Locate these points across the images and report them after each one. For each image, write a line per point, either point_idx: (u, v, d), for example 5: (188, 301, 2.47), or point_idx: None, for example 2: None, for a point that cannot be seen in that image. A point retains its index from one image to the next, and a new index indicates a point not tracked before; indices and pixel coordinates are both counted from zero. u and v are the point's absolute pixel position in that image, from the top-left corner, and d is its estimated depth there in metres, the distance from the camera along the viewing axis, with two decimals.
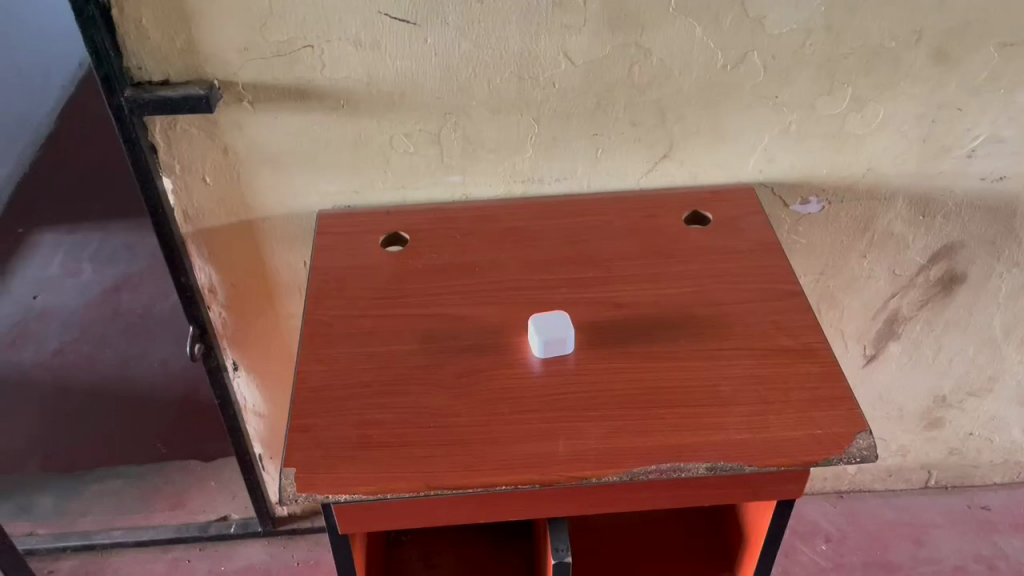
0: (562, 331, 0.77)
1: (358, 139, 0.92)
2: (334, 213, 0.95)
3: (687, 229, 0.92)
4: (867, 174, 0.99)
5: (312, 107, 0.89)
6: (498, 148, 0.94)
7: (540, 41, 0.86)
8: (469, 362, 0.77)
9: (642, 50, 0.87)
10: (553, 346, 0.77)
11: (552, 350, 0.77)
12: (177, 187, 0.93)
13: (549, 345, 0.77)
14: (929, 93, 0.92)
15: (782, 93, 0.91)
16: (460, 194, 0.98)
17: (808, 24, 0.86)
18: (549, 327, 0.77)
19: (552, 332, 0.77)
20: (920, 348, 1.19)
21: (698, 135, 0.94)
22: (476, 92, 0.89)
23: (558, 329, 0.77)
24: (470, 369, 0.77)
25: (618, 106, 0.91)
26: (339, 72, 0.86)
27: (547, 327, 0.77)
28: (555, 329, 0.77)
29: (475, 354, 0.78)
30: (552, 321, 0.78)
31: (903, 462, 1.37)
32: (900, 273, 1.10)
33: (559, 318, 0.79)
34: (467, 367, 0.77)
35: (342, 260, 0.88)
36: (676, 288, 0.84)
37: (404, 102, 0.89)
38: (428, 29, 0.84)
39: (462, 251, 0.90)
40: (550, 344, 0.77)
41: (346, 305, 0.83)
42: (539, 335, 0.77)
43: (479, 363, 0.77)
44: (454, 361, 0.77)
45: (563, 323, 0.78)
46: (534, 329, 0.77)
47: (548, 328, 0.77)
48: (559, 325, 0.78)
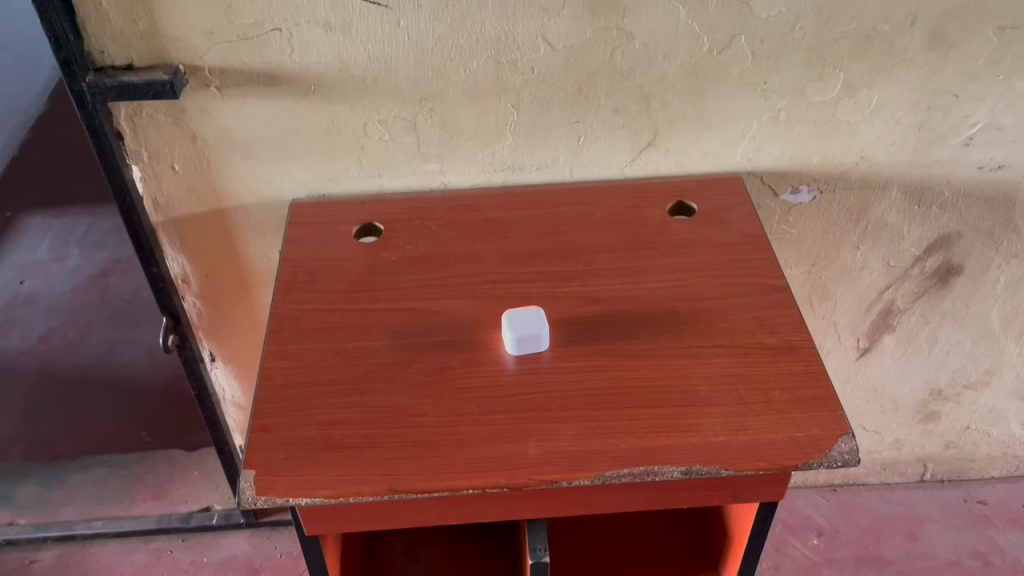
0: (535, 327, 0.74)
1: (331, 127, 0.89)
2: (308, 202, 0.92)
3: (672, 221, 0.88)
4: (860, 163, 0.96)
5: (281, 92, 0.86)
6: (476, 135, 0.91)
7: (518, 24, 0.82)
8: (440, 359, 0.75)
9: (623, 34, 0.83)
10: (525, 343, 0.74)
11: (525, 347, 0.75)
12: (145, 175, 0.91)
13: (521, 343, 0.74)
14: (924, 78, 0.89)
15: (770, 79, 0.88)
16: (438, 183, 0.95)
17: (798, 7, 0.83)
18: (521, 323, 0.75)
19: (524, 328, 0.74)
20: (915, 341, 1.16)
21: (684, 122, 0.91)
22: (452, 77, 0.86)
23: (530, 325, 0.75)
24: (441, 366, 0.74)
25: (600, 92, 0.88)
26: (309, 56, 0.83)
27: (520, 323, 0.75)
28: (527, 326, 0.74)
29: (447, 351, 0.76)
30: (525, 316, 0.75)
31: (899, 455, 1.35)
32: (895, 264, 1.07)
33: (533, 314, 0.76)
34: (438, 365, 0.74)
35: (314, 252, 0.86)
36: (657, 282, 0.81)
37: (377, 87, 0.86)
38: (400, 12, 0.81)
39: (438, 242, 0.87)
40: (522, 341, 0.74)
41: (316, 299, 0.81)
42: (511, 332, 0.74)
43: (450, 360, 0.74)
44: (425, 359, 0.75)
45: (537, 318, 0.75)
46: (506, 325, 0.75)
47: (521, 324, 0.75)
48: (531, 322, 0.75)
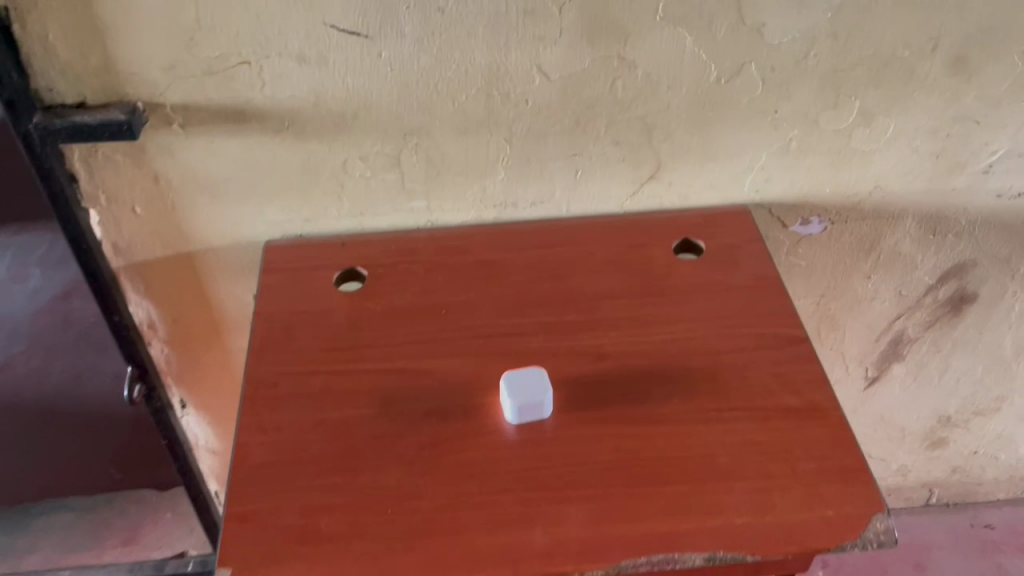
0: (537, 393, 0.68)
1: (306, 164, 0.81)
2: (283, 245, 0.85)
3: (678, 262, 0.82)
4: (874, 192, 0.90)
5: (252, 130, 0.78)
6: (465, 171, 0.84)
7: (510, 54, 0.75)
8: (434, 430, 0.68)
9: (625, 63, 0.77)
10: (527, 410, 0.68)
11: (526, 415, 0.68)
12: (103, 219, 0.83)
13: (522, 410, 0.68)
14: (944, 105, 0.83)
15: (782, 108, 0.82)
16: (424, 220, 0.88)
17: (813, 32, 0.76)
18: (524, 388, 0.68)
19: (526, 394, 0.68)
20: (925, 369, 1.11)
21: (689, 153, 0.84)
22: (439, 110, 0.78)
23: (532, 390, 0.68)
24: (435, 438, 0.67)
25: (599, 123, 0.81)
26: (281, 90, 0.76)
27: (522, 387, 0.68)
28: (531, 391, 0.68)
29: (441, 419, 0.69)
30: (528, 379, 0.69)
31: (904, 481, 1.30)
32: (906, 294, 1.01)
33: (535, 376, 0.69)
34: (432, 437, 0.67)
35: (291, 303, 0.79)
36: (666, 335, 0.75)
37: (357, 122, 0.78)
38: (381, 43, 0.73)
39: (426, 290, 0.80)
40: (523, 408, 0.68)
41: (295, 360, 0.73)
42: (511, 399, 0.67)
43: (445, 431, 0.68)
44: (417, 430, 0.68)
45: (540, 382, 0.69)
46: (506, 390, 0.68)
47: (524, 389, 0.68)
48: (534, 386, 0.68)
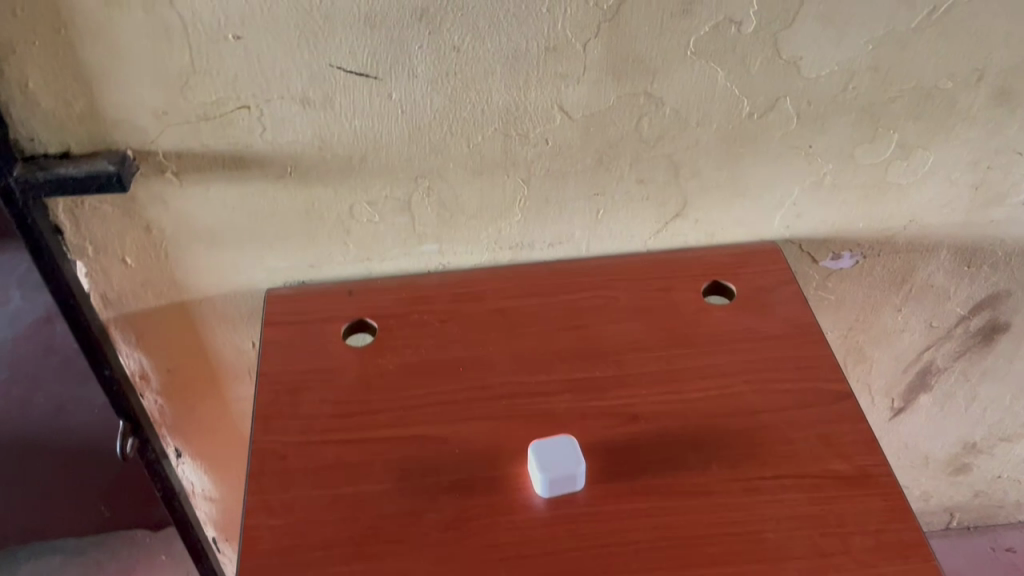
0: (569, 465, 0.63)
1: (310, 210, 0.76)
2: (285, 294, 0.79)
3: (709, 307, 0.77)
4: (909, 226, 0.85)
5: (251, 176, 0.72)
6: (479, 213, 0.78)
7: (530, 93, 0.70)
8: (459, 507, 0.63)
9: (652, 100, 0.72)
10: (559, 484, 0.63)
11: (557, 488, 0.63)
12: (91, 270, 0.77)
13: (552, 483, 0.63)
14: (986, 136, 0.78)
15: (816, 142, 0.77)
16: (436, 264, 0.82)
17: (853, 64, 0.71)
18: (556, 459, 0.63)
19: (559, 467, 0.63)
20: (952, 398, 1.07)
21: (716, 190, 0.79)
22: (453, 152, 0.73)
23: (564, 463, 0.63)
24: (462, 515, 0.62)
25: (623, 162, 0.76)
26: (283, 134, 0.70)
27: (554, 459, 0.63)
28: (564, 462, 0.63)
29: (466, 494, 0.64)
30: (560, 450, 0.64)
31: (925, 506, 1.27)
32: (937, 325, 0.97)
33: (565, 445, 0.64)
34: (457, 515, 0.62)
35: (298, 362, 0.73)
36: (700, 392, 0.71)
37: (364, 166, 0.73)
38: (392, 84, 0.68)
39: (442, 343, 0.75)
40: (554, 481, 0.63)
41: (304, 428, 0.68)
42: (541, 472, 0.63)
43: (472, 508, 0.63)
44: (441, 507, 0.63)
45: (572, 451, 0.64)
46: (536, 461, 0.63)
47: (556, 461, 0.63)
48: (566, 457, 0.64)
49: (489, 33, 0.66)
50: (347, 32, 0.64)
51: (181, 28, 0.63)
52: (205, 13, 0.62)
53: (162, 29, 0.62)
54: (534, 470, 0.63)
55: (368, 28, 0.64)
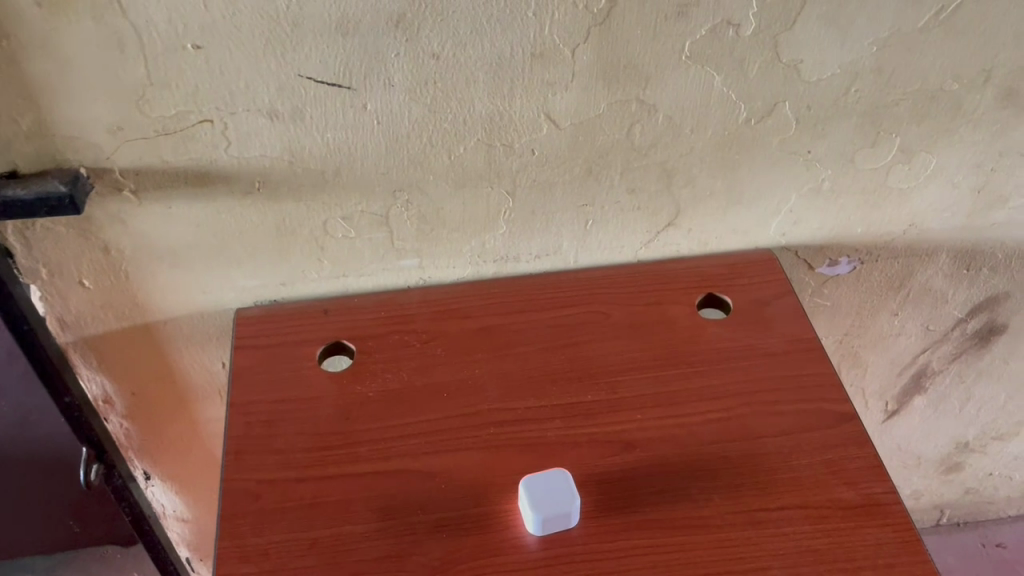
0: (561, 501, 0.59)
1: (281, 227, 0.71)
2: (255, 314, 0.75)
3: (704, 322, 0.74)
4: (909, 230, 0.82)
5: (216, 192, 0.67)
6: (462, 226, 0.74)
7: (515, 101, 0.65)
8: (446, 550, 0.59)
9: (645, 107, 0.67)
10: (551, 520, 0.59)
11: (551, 526, 0.60)
12: (46, 294, 0.72)
13: (544, 521, 0.59)
14: (991, 139, 0.75)
15: (816, 148, 0.73)
16: (416, 278, 0.78)
17: (855, 67, 0.67)
18: (549, 495, 0.60)
19: (552, 503, 0.59)
20: (947, 399, 1.05)
21: (711, 198, 0.76)
22: (433, 164, 0.68)
23: (557, 499, 0.60)
24: (449, 559, 0.59)
25: (613, 171, 0.72)
26: (250, 149, 0.65)
27: (546, 494, 0.60)
28: (557, 498, 0.60)
29: (452, 534, 0.60)
30: (552, 483, 0.60)
31: (915, 504, 1.25)
32: (934, 329, 0.94)
33: (558, 479, 0.61)
34: (444, 557, 0.59)
35: (270, 390, 0.69)
36: (699, 415, 0.67)
37: (338, 180, 0.68)
38: (367, 94, 0.63)
39: (425, 366, 0.70)
40: (546, 518, 0.59)
41: (279, 464, 0.64)
42: (533, 510, 0.59)
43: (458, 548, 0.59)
44: (426, 549, 0.59)
45: (564, 485, 0.61)
46: (526, 496, 0.60)
47: (549, 496, 0.60)
48: (559, 492, 0.60)
49: (471, 40, 0.61)
50: (318, 40, 0.59)
51: (135, 38, 0.57)
52: (161, 21, 0.57)
53: (114, 40, 0.57)
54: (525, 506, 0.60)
55: (339, 36, 0.59)
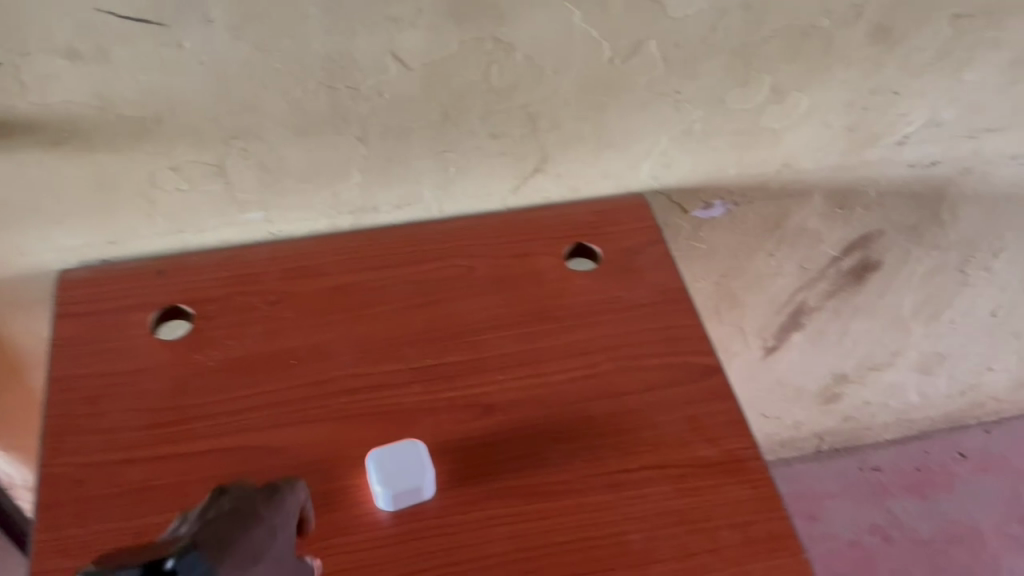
0: (413, 474, 0.56)
1: (101, 181, 0.63)
2: (82, 278, 0.68)
3: (572, 274, 0.70)
4: (782, 170, 0.80)
5: (19, 145, 0.60)
6: (310, 176, 0.68)
7: (355, 40, 0.59)
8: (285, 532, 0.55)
9: (501, 46, 0.62)
10: (402, 496, 0.56)
11: (402, 501, 0.56)
12: None
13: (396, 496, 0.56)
14: (863, 77, 0.73)
15: (685, 88, 0.69)
16: (265, 233, 0.71)
17: (723, 3, 0.63)
18: (403, 468, 0.56)
19: (404, 477, 0.56)
20: (825, 335, 1.06)
21: (579, 142, 0.71)
22: (269, 109, 0.62)
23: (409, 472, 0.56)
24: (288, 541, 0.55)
25: (472, 115, 0.66)
26: (51, 95, 0.57)
27: (399, 468, 0.56)
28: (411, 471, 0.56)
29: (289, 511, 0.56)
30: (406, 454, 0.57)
31: (797, 433, 1.28)
32: (810, 268, 0.94)
33: (410, 451, 0.57)
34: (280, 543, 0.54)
35: (98, 362, 0.62)
36: (562, 375, 0.64)
37: (160, 128, 0.61)
38: (182, 31, 0.55)
39: (271, 331, 0.65)
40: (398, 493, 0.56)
41: (105, 446, 0.58)
42: (382, 487, 0.56)
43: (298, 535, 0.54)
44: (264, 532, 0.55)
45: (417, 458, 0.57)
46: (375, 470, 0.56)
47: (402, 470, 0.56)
48: (413, 464, 0.56)
49: None
50: None
51: None
52: None
53: None
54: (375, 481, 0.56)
55: None
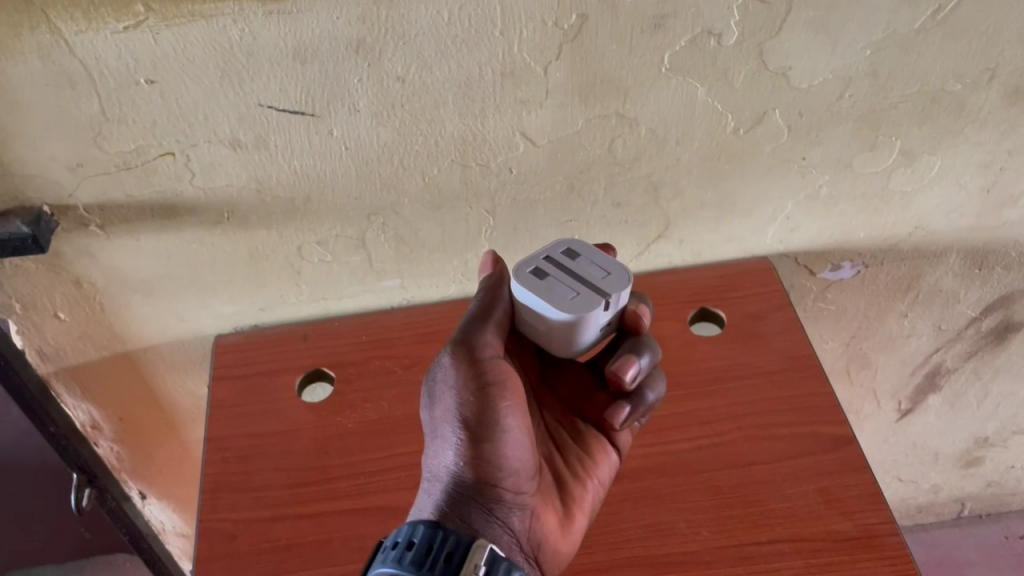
0: (608, 251, 0.58)
1: (254, 255, 0.69)
2: (235, 343, 0.74)
3: (696, 340, 0.71)
4: (915, 232, 0.79)
5: (182, 225, 0.65)
6: (443, 245, 0.71)
7: (487, 121, 0.62)
8: (593, 495, 0.59)
9: (625, 121, 0.64)
10: (587, 277, 0.52)
11: (598, 284, 0.52)
12: (24, 329, 0.70)
13: (628, 378, 0.55)
14: (1001, 137, 0.70)
15: (810, 155, 0.69)
16: (400, 299, 0.76)
17: (848, 72, 0.63)
18: (541, 295, 0.51)
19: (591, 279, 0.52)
20: (964, 398, 1.01)
21: (701, 209, 0.72)
22: (407, 186, 0.66)
23: (643, 342, 0.57)
24: (589, 507, 0.59)
25: (597, 186, 0.68)
26: (215, 180, 0.62)
27: (582, 267, 0.53)
28: (539, 277, 0.52)
29: (563, 452, 0.60)
30: (608, 281, 0.52)
31: (935, 497, 1.22)
32: (946, 329, 0.90)
33: (605, 284, 0.52)
34: (522, 467, 0.53)
35: (250, 424, 0.68)
36: (686, 443, 0.65)
37: (310, 207, 0.66)
38: (332, 120, 0.60)
39: (406, 395, 0.69)
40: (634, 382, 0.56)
41: (255, 504, 0.63)
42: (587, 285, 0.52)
43: (521, 443, 0.53)
44: (561, 482, 0.59)
45: (506, 277, 0.56)
46: (553, 333, 0.52)
47: (543, 295, 0.51)
48: (648, 334, 0.58)
49: (436, 62, 0.57)
50: (275, 70, 0.56)
51: (84, 76, 0.54)
52: (110, 57, 0.54)
53: (63, 78, 0.54)
54: (564, 343, 0.53)
55: (298, 63, 0.56)
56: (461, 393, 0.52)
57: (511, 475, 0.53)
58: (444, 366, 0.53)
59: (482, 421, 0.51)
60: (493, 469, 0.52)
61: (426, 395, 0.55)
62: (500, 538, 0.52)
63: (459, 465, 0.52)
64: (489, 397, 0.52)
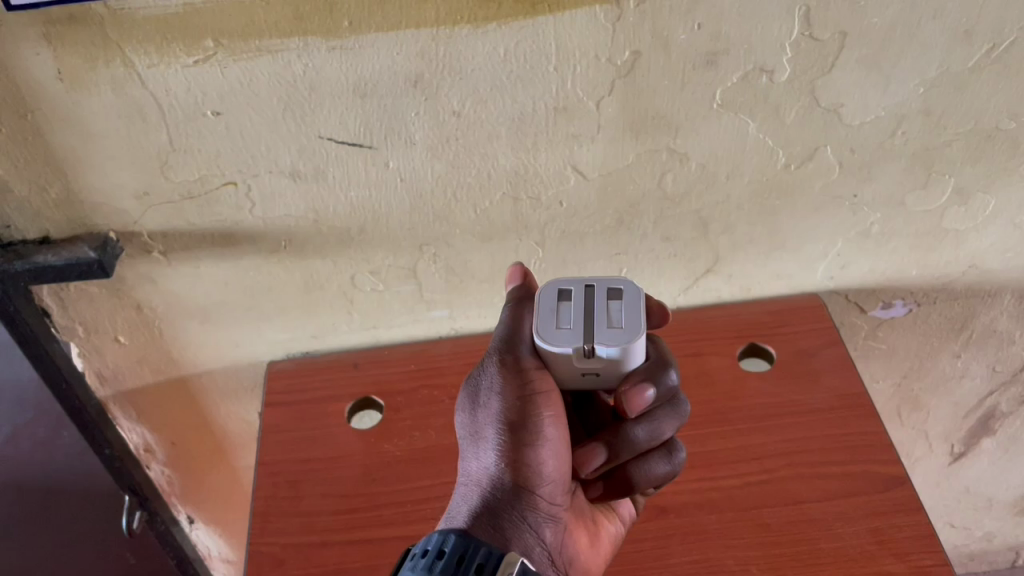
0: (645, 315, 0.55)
1: (308, 282, 0.70)
2: (287, 370, 0.75)
3: (744, 375, 0.71)
4: (969, 271, 0.77)
5: (241, 252, 0.67)
6: (492, 277, 0.72)
7: (539, 155, 0.63)
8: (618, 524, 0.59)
9: (676, 155, 0.64)
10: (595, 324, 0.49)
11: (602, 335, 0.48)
12: (85, 351, 0.72)
13: (587, 467, 0.53)
14: None
15: (862, 192, 0.69)
16: (449, 329, 0.77)
17: (900, 109, 0.63)
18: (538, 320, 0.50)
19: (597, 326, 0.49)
20: (1019, 443, 0.99)
21: (751, 244, 0.72)
22: (459, 218, 0.67)
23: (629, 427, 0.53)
24: (616, 528, 0.59)
25: (646, 220, 0.69)
26: (274, 210, 0.64)
27: (599, 309, 0.49)
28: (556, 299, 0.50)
29: None
30: (607, 334, 0.48)
31: (989, 546, 1.19)
32: (1001, 371, 0.88)
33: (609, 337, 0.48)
34: (559, 480, 0.53)
35: (301, 449, 0.69)
36: (734, 478, 0.64)
37: (364, 237, 0.67)
38: (388, 152, 0.61)
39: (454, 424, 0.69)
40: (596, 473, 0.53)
41: (303, 528, 0.63)
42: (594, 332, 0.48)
43: (560, 455, 0.53)
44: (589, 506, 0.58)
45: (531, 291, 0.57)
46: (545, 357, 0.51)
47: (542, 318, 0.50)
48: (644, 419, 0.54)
49: (491, 97, 0.59)
50: (336, 103, 0.58)
51: (155, 109, 0.57)
52: (180, 91, 0.56)
53: (134, 109, 0.56)
54: (567, 371, 0.51)
55: (358, 97, 0.58)
56: (506, 399, 0.52)
57: (547, 487, 0.52)
58: (488, 374, 0.53)
59: (524, 430, 0.51)
60: (531, 479, 0.52)
61: (469, 401, 0.55)
62: (532, 549, 0.51)
63: (497, 473, 0.52)
64: (532, 407, 0.52)
